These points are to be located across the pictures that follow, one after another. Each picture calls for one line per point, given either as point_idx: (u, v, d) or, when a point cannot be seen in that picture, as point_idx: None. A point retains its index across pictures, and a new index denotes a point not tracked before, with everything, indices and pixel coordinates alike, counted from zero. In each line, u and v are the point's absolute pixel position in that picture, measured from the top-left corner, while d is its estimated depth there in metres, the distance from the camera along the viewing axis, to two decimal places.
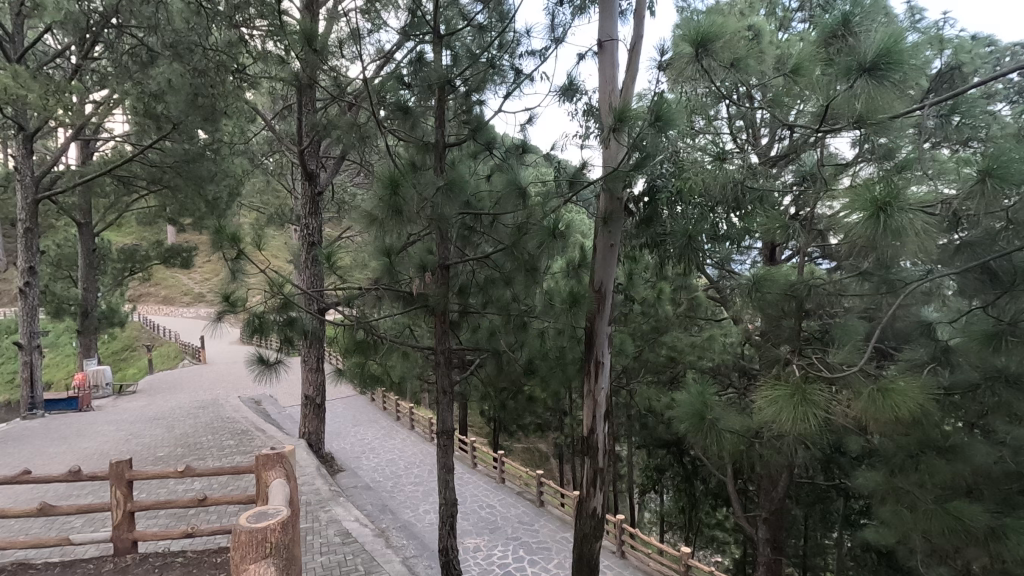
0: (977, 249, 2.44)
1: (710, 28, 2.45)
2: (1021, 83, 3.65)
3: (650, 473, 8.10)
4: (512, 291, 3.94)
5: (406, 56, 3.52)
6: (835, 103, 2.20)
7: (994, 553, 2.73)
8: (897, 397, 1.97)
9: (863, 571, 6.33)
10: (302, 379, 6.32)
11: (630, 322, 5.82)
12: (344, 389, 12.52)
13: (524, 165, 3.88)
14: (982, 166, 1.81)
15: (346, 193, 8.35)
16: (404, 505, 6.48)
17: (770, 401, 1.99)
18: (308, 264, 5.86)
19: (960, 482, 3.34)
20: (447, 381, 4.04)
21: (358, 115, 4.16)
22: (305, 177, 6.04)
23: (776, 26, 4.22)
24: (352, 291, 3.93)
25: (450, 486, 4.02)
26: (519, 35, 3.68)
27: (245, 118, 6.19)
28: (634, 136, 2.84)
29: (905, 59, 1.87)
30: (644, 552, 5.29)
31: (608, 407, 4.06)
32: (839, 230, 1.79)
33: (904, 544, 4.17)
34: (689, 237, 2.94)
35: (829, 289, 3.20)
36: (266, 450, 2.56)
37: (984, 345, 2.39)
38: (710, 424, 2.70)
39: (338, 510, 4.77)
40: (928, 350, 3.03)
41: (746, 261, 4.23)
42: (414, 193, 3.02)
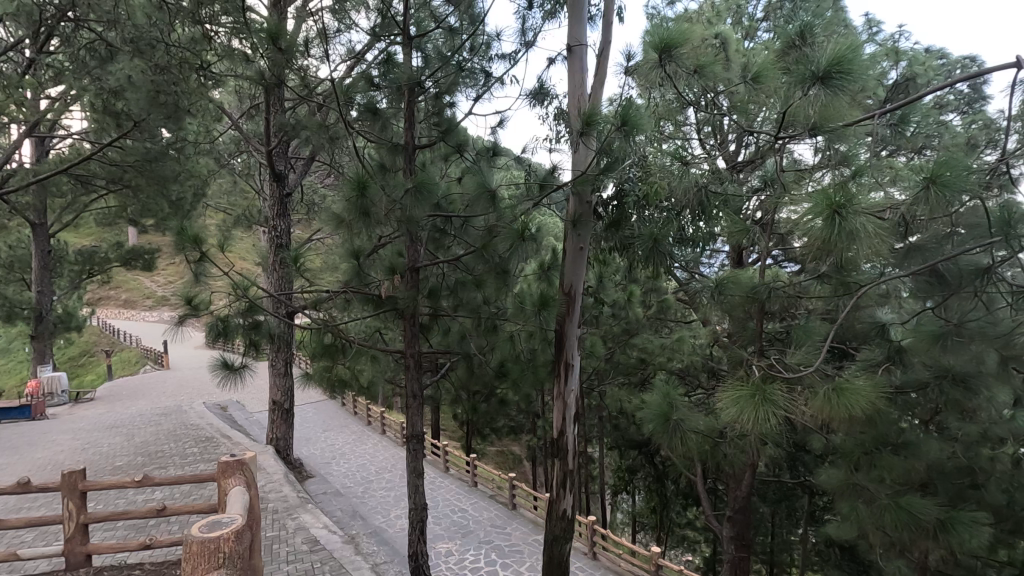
0: (926, 253, 2.59)
1: (674, 34, 2.49)
2: (971, 94, 3.83)
3: (621, 474, 8.16)
4: (483, 295, 3.95)
5: (376, 57, 3.49)
6: (792, 110, 2.26)
7: (947, 545, 2.83)
8: (851, 395, 2.02)
9: (827, 566, 6.51)
10: (269, 384, 6.15)
11: (602, 324, 5.84)
12: (313, 393, 12.28)
13: (494, 168, 3.88)
14: (930, 173, 1.88)
15: (317, 195, 8.21)
16: (375, 511, 6.39)
17: (731, 401, 2.02)
18: (275, 266, 5.74)
19: (914, 477, 3.46)
20: (416, 384, 4.00)
21: (327, 115, 4.10)
22: (273, 179, 5.91)
23: (742, 35, 4.33)
24: (320, 294, 3.87)
25: (420, 491, 3.99)
26: (491, 38, 3.69)
27: (210, 116, 6.05)
28: (603, 141, 2.89)
29: (856, 68, 1.93)
30: (615, 553, 5.34)
31: (578, 407, 4.08)
32: (798, 232, 1.84)
33: (865, 538, 4.30)
34: (655, 240, 3.00)
35: (791, 290, 3.29)
36: (225, 457, 2.49)
37: (932, 344, 2.49)
38: (674, 425, 2.77)
39: (306, 517, 4.68)
40: (883, 350, 3.14)
41: (714, 265, 4.31)
42: (383, 194, 2.98)
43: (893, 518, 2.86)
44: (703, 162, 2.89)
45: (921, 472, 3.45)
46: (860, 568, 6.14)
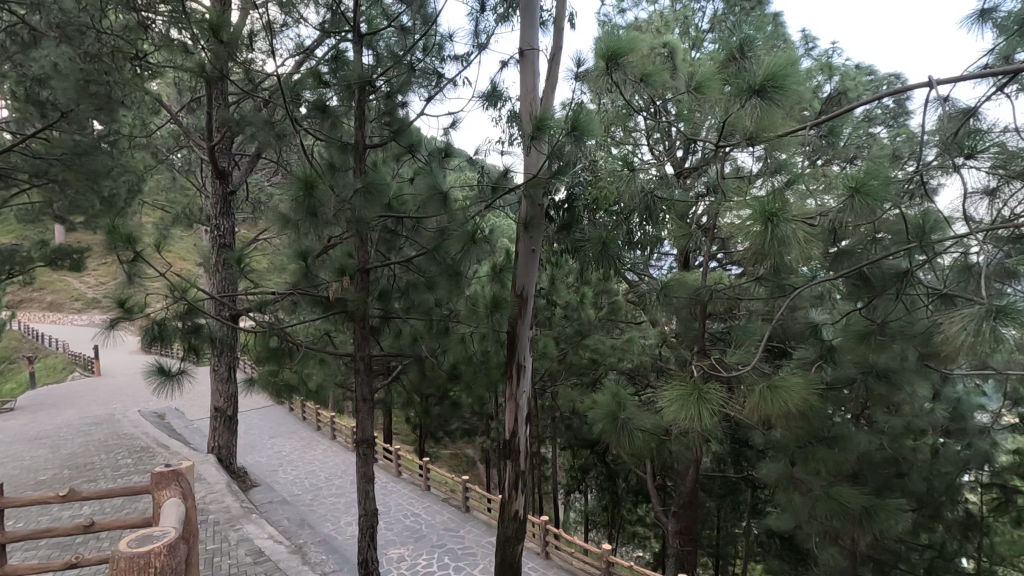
0: (853, 256, 2.74)
1: (622, 43, 2.56)
2: (896, 109, 4.10)
3: (574, 473, 8.27)
4: (435, 297, 3.93)
5: (325, 54, 3.41)
6: (732, 119, 2.34)
7: (872, 531, 3.02)
8: (784, 392, 2.13)
9: (768, 556, 6.82)
10: (211, 390, 5.88)
11: (554, 325, 5.92)
12: (259, 399, 11.85)
13: (446, 170, 3.87)
14: (854, 183, 2.00)
15: (263, 193, 7.93)
16: (324, 518, 6.23)
17: (671, 400, 2.09)
18: (218, 266, 5.52)
19: (846, 468, 3.65)
20: (367, 388, 3.93)
21: (274, 112, 3.98)
22: (216, 175, 5.67)
23: (689, 45, 4.45)
24: (266, 297, 3.75)
25: (370, 497, 3.92)
26: (444, 39, 3.67)
27: (147, 109, 5.75)
28: (554, 145, 2.94)
29: (788, 81, 2.04)
30: (567, 552, 5.38)
31: (530, 408, 4.10)
32: (735, 237, 1.93)
33: (801, 528, 4.53)
34: (604, 243, 3.06)
35: (733, 293, 3.43)
36: (159, 468, 2.33)
37: (858, 344, 2.64)
38: (622, 423, 2.85)
39: (250, 529, 4.51)
40: (815, 349, 3.31)
41: (663, 268, 4.42)
42: (331, 194, 2.91)
43: (822, 507, 3.03)
44: (650, 167, 2.93)
45: (852, 464, 3.65)
46: (798, 557, 6.46)
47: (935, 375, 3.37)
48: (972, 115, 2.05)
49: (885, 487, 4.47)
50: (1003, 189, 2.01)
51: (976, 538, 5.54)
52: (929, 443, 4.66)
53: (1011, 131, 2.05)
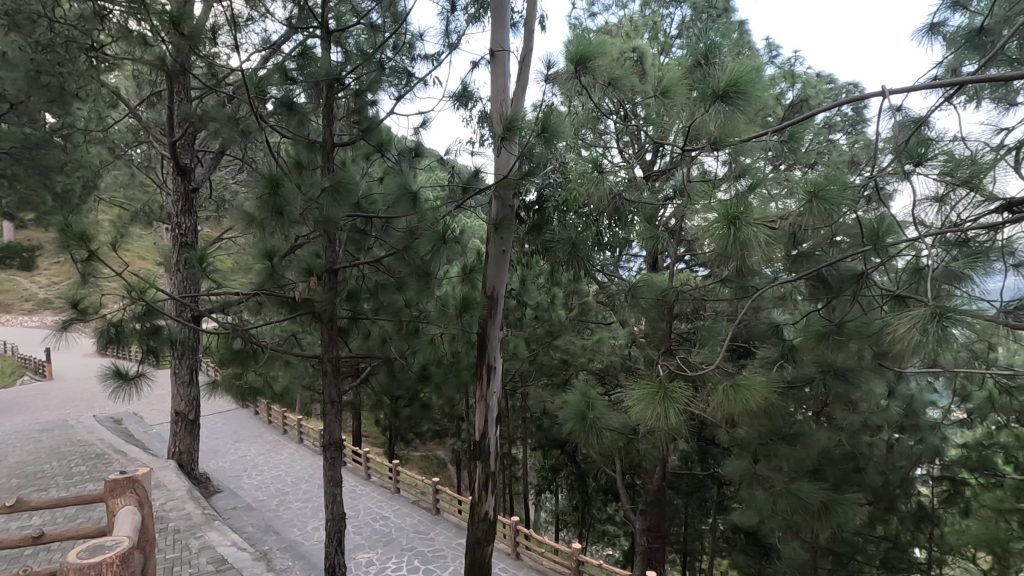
0: (813, 258, 2.83)
1: (591, 47, 2.59)
2: (854, 116, 4.24)
3: (545, 473, 8.30)
4: (404, 297, 3.89)
5: (292, 50, 3.35)
6: (697, 124, 2.39)
7: (831, 525, 3.12)
8: (746, 390, 2.18)
9: (734, 552, 6.98)
10: (171, 394, 5.68)
11: (524, 326, 5.93)
12: (223, 403, 11.54)
13: (416, 170, 3.84)
14: (812, 188, 2.07)
15: (227, 190, 7.72)
16: (290, 524, 6.10)
17: (637, 400, 2.11)
18: (179, 266, 5.34)
19: (807, 464, 3.76)
20: (334, 390, 3.86)
21: (238, 108, 3.88)
22: (177, 172, 5.49)
23: (658, 50, 4.53)
24: (229, 297, 3.65)
25: (338, 500, 3.85)
26: (415, 38, 3.64)
27: (104, 102, 5.53)
28: (524, 146, 2.95)
29: (750, 87, 2.09)
30: (538, 552, 5.40)
31: (499, 408, 4.09)
32: (699, 238, 1.97)
33: (764, 523, 4.65)
34: (574, 244, 3.09)
35: (699, 294, 3.50)
36: (113, 475, 2.22)
37: (817, 343, 2.71)
38: (591, 423, 2.88)
39: (212, 536, 4.38)
40: (778, 349, 3.40)
41: (632, 269, 4.48)
42: (298, 193, 2.85)
43: (784, 502, 3.12)
44: (620, 170, 2.96)
45: (812, 459, 3.76)
46: (762, 552, 6.65)
47: (890, 373, 3.50)
48: (921, 124, 2.14)
49: (843, 482, 4.62)
50: (950, 195, 2.09)
51: (927, 529, 5.78)
52: (884, 439, 4.84)
53: (958, 140, 2.13)
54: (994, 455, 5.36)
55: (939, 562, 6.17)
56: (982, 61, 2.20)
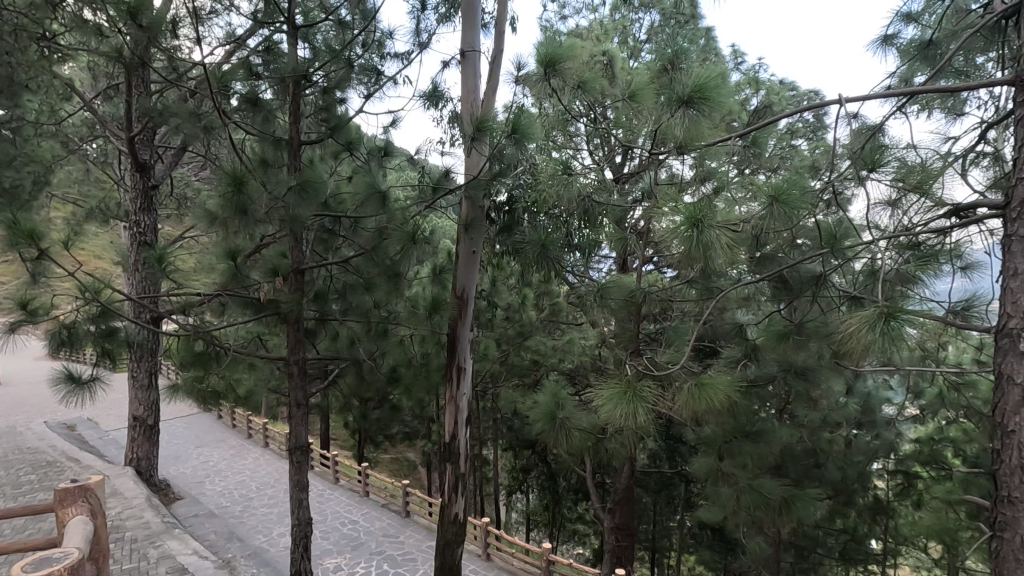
0: (774, 260, 2.91)
1: (561, 50, 2.61)
2: (815, 123, 4.38)
3: (516, 474, 8.31)
4: (373, 298, 3.84)
5: (257, 45, 3.27)
6: (664, 128, 2.43)
7: (792, 519, 3.21)
8: (710, 389, 2.23)
9: (701, 547, 7.17)
10: (129, 399, 5.47)
11: (495, 327, 5.91)
12: (184, 406, 11.18)
13: (385, 169, 3.80)
14: (774, 193, 2.13)
15: (189, 188, 7.49)
16: (255, 530, 5.95)
17: (605, 399, 2.13)
18: (138, 265, 5.15)
19: (769, 460, 3.86)
20: (301, 393, 3.78)
21: (201, 104, 3.77)
22: (135, 169, 5.29)
23: (628, 54, 4.58)
24: (190, 298, 3.54)
25: (304, 506, 3.77)
26: (384, 36, 3.60)
27: (58, 94, 5.30)
28: (495, 147, 2.95)
29: (714, 92, 2.13)
30: (508, 552, 5.40)
31: (469, 409, 4.07)
32: (664, 241, 2.01)
33: (729, 518, 4.76)
34: (543, 246, 3.11)
35: (666, 295, 3.56)
36: (64, 484, 2.08)
37: (778, 343, 2.79)
38: (559, 423, 2.90)
39: (172, 545, 4.25)
40: (741, 348, 3.49)
41: (602, 270, 4.52)
42: (262, 190, 2.78)
43: (747, 499, 3.20)
44: (589, 172, 2.99)
45: (775, 456, 3.86)
46: (727, 546, 6.93)
47: (848, 371, 3.63)
48: (877, 131, 2.22)
49: (804, 477, 4.77)
50: (903, 201, 2.17)
51: (883, 522, 6.01)
52: (842, 435, 5.02)
53: (910, 147, 2.22)
54: (943, 449, 5.62)
55: (893, 552, 6.44)
56: (931, 73, 2.27)
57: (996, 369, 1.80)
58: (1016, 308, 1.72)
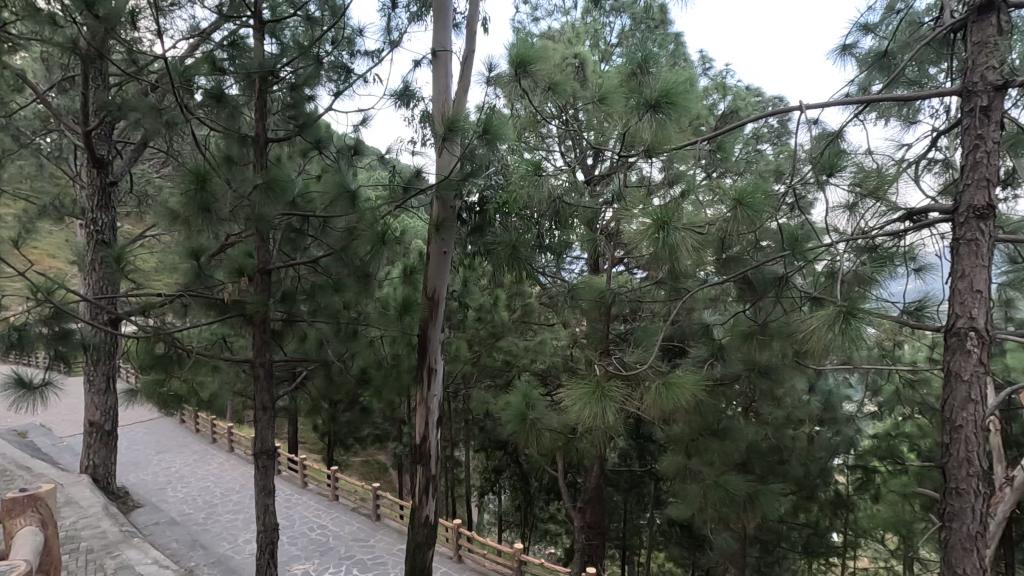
0: (739, 262, 2.98)
1: (532, 51, 2.61)
2: (780, 128, 4.49)
3: (488, 475, 8.30)
4: (342, 299, 3.78)
5: (222, 39, 3.19)
6: (633, 131, 2.46)
7: (757, 515, 3.28)
8: (677, 388, 2.27)
9: (671, 544, 7.30)
10: (84, 404, 5.25)
11: (467, 328, 5.89)
12: (143, 411, 10.80)
13: (355, 168, 3.75)
14: (738, 197, 2.18)
15: (150, 185, 7.24)
16: (219, 537, 5.79)
17: (573, 399, 2.15)
18: (95, 265, 4.96)
19: (735, 457, 3.94)
20: (267, 396, 3.69)
21: (162, 98, 3.65)
22: (92, 164, 5.08)
23: (599, 57, 4.62)
24: (151, 299, 3.42)
25: (270, 511, 3.68)
26: (354, 33, 3.55)
27: (7, 85, 5.06)
28: (466, 147, 2.94)
29: (681, 97, 2.17)
30: (480, 553, 5.38)
31: (440, 411, 4.05)
32: (633, 242, 2.04)
33: (697, 515, 4.85)
34: (514, 247, 3.11)
35: (635, 295, 3.61)
36: (11, 493, 2.02)
37: (743, 342, 2.86)
38: (530, 423, 2.92)
39: (131, 554, 4.10)
40: (708, 348, 3.57)
41: (574, 271, 4.55)
42: (227, 188, 2.71)
43: (713, 496, 3.27)
44: (561, 174, 3.00)
45: (740, 453, 3.95)
46: (695, 542, 7.07)
47: (810, 370, 3.74)
48: (836, 137, 2.29)
49: (768, 473, 4.90)
50: (860, 204, 2.25)
51: (843, 515, 6.21)
52: (805, 432, 5.17)
53: (867, 153, 2.29)
54: (900, 444, 5.84)
55: (852, 545, 6.68)
56: (886, 82, 2.36)
57: (946, 366, 1.88)
58: (964, 309, 1.81)
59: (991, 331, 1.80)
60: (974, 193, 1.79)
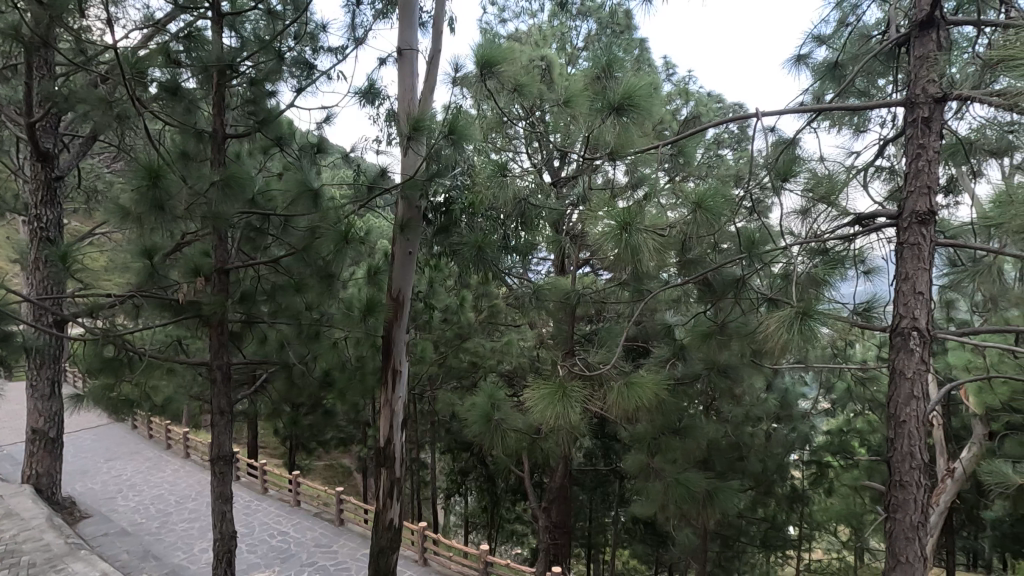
0: (698, 264, 3.05)
1: (498, 52, 2.61)
2: (739, 134, 4.63)
3: (454, 477, 8.26)
4: (304, 300, 3.69)
5: (178, 30, 3.09)
6: (596, 134, 2.49)
7: (716, 511, 3.37)
8: (638, 387, 2.31)
9: (635, 541, 7.41)
10: (27, 410, 4.98)
11: (433, 329, 5.84)
12: (92, 417, 10.31)
13: (318, 167, 3.67)
14: (698, 200, 2.23)
15: (100, 180, 6.91)
16: (173, 546, 5.58)
17: (536, 399, 2.16)
18: (39, 263, 4.71)
19: (696, 454, 4.04)
20: (224, 399, 3.57)
21: (113, 90, 3.50)
22: (36, 157, 4.83)
23: (566, 60, 4.67)
24: (100, 299, 3.27)
25: (228, 518, 3.57)
26: (317, 29, 3.48)
27: None
28: (431, 148, 2.93)
29: (643, 102, 2.21)
30: (446, 556, 5.35)
31: (404, 413, 4.00)
32: (596, 243, 2.07)
33: (660, 511, 4.94)
34: (479, 248, 3.11)
35: (599, 297, 3.65)
36: None
37: (702, 342, 2.93)
38: (495, 424, 2.92)
39: (77, 567, 3.91)
40: (670, 348, 3.64)
41: (540, 272, 4.57)
42: (182, 185, 2.61)
43: (675, 493, 3.34)
44: (527, 175, 3.01)
45: (701, 450, 4.04)
46: (658, 539, 7.20)
47: (767, 369, 3.85)
48: (791, 144, 2.37)
49: (728, 470, 5.04)
50: (813, 209, 2.33)
51: (798, 509, 6.43)
52: (762, 429, 5.34)
53: (820, 160, 2.38)
54: (851, 440, 6.09)
55: (807, 537, 6.92)
56: (837, 91, 2.46)
57: (891, 364, 1.97)
58: (907, 309, 1.89)
59: (932, 330, 1.90)
60: (917, 199, 1.89)
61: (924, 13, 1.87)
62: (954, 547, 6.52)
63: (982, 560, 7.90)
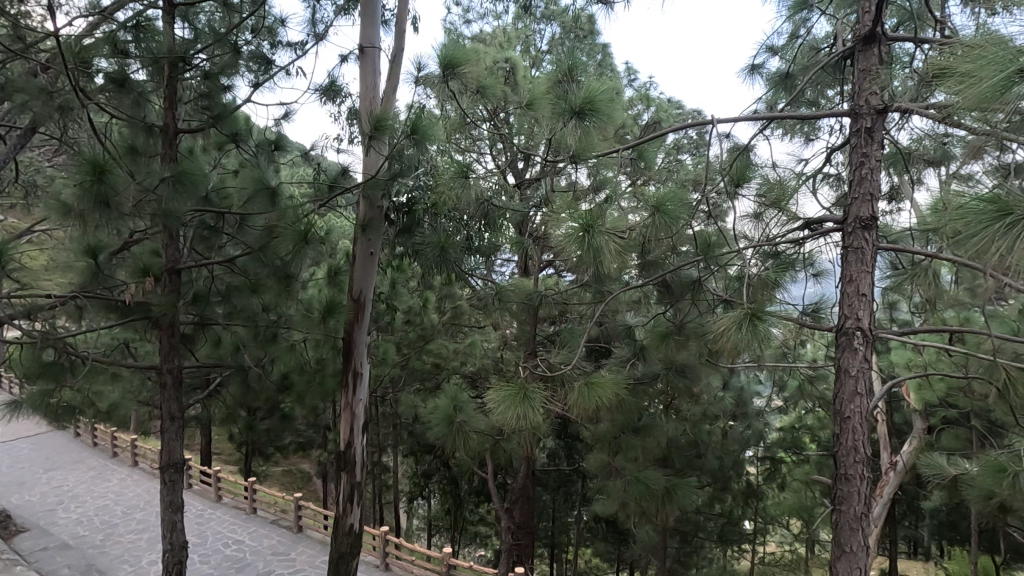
0: (657, 266, 3.11)
1: (461, 53, 2.61)
2: (698, 139, 4.76)
3: (417, 480, 8.17)
4: (260, 300, 3.58)
5: (127, 19, 2.97)
6: (558, 137, 2.52)
7: (675, 507, 3.44)
8: (599, 387, 2.33)
9: (597, 539, 7.50)
10: None
11: (395, 331, 5.77)
12: (29, 425, 9.72)
13: (276, 164, 3.58)
14: (657, 204, 2.29)
15: (40, 174, 6.55)
16: (120, 559, 5.32)
17: (498, 400, 2.16)
18: None
19: (656, 452, 4.11)
20: (175, 404, 3.43)
21: (55, 80, 3.33)
22: None
23: (530, 63, 4.70)
24: (39, 300, 3.09)
25: (178, 528, 3.42)
26: (276, 23, 3.39)
27: None
28: (393, 148, 2.89)
29: (605, 106, 2.25)
30: (408, 560, 5.28)
31: (365, 416, 3.93)
32: (559, 244, 2.09)
33: (621, 509, 5.02)
34: (442, 249, 3.09)
35: (562, 298, 3.69)
36: None
37: (660, 342, 2.99)
38: (457, 425, 2.90)
39: None
40: (631, 348, 3.69)
41: (503, 274, 4.56)
42: (130, 181, 2.50)
43: (634, 490, 3.40)
44: (491, 176, 3.01)
45: (661, 448, 4.12)
46: (620, 536, 7.31)
47: (724, 369, 3.96)
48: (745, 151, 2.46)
49: (686, 467, 5.16)
50: (765, 214, 2.42)
51: (753, 503, 6.63)
52: (720, 426, 5.49)
53: (772, 166, 2.47)
54: (801, 436, 6.33)
55: (762, 530, 7.15)
56: (788, 100, 2.56)
57: (837, 363, 2.05)
58: (852, 310, 1.98)
59: (874, 330, 2.00)
60: (860, 206, 1.98)
61: (867, 29, 1.97)
62: (896, 537, 6.87)
63: (923, 548, 8.33)
